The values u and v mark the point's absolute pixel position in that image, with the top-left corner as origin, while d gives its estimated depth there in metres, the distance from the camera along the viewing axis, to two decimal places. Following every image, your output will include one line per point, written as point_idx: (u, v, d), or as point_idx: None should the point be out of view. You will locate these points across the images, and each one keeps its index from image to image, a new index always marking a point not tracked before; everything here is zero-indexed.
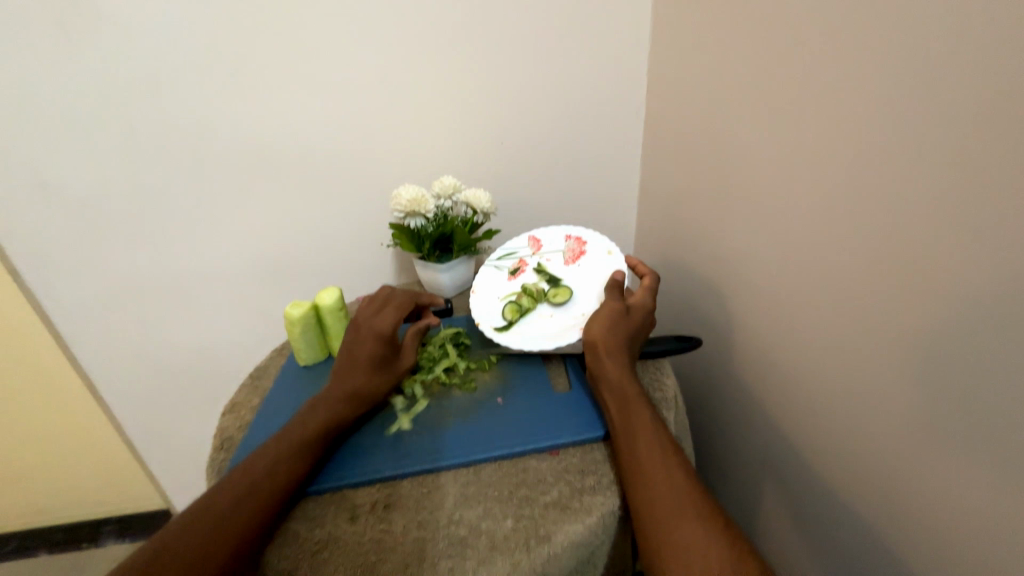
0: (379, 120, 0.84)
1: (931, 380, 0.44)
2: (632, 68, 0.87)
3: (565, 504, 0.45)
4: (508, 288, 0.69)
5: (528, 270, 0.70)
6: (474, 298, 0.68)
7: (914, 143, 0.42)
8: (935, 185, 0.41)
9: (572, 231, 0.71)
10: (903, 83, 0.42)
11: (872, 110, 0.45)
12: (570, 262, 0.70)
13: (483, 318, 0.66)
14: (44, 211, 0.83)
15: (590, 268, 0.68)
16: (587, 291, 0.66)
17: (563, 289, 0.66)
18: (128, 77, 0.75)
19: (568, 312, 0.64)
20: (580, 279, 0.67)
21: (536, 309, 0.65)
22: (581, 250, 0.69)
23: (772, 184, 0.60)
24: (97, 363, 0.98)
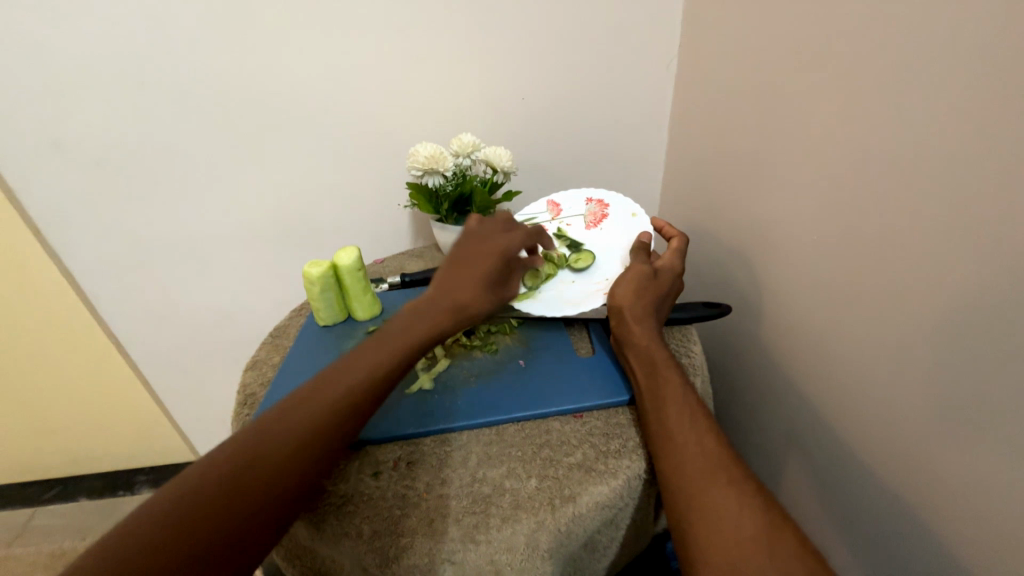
0: (393, 72, 0.79)
1: (977, 353, 0.42)
2: (666, 13, 0.79)
3: (590, 466, 0.44)
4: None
5: (547, 235, 0.67)
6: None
7: (988, 92, 0.38)
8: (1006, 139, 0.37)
9: (593, 194, 0.68)
10: (983, 22, 0.37)
11: (942, 54, 0.41)
12: (592, 226, 0.67)
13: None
14: (57, 167, 0.82)
15: (613, 232, 0.65)
16: (610, 255, 0.63)
17: (585, 254, 0.63)
18: (130, 23, 0.72)
19: (591, 277, 0.62)
20: (602, 244, 0.65)
21: (557, 276, 0.63)
22: (603, 214, 0.67)
23: (815, 142, 0.56)
24: (121, 321, 1.00)
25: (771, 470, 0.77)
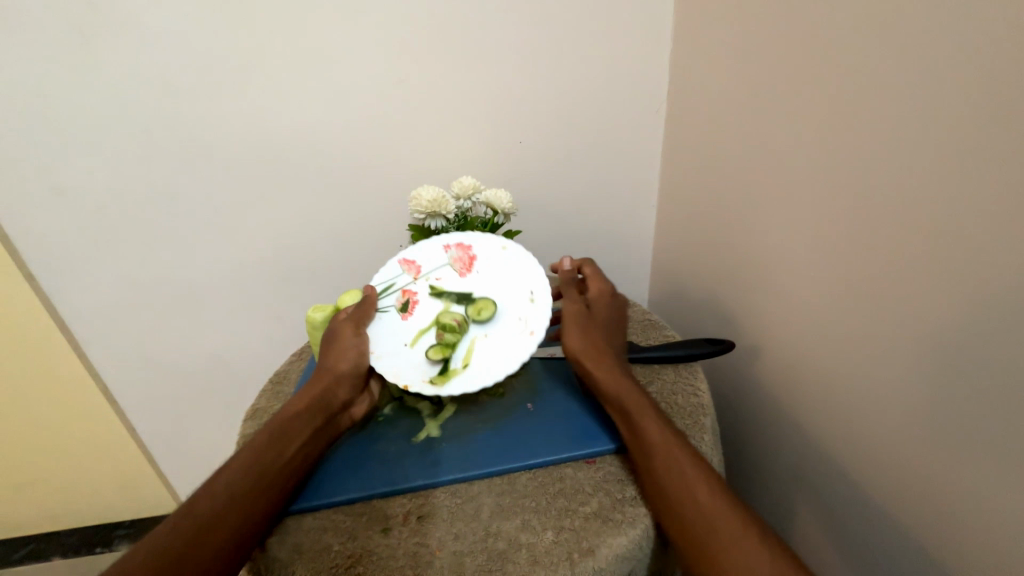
0: (395, 120, 0.82)
1: (991, 386, 0.43)
2: (655, 60, 0.84)
3: (607, 515, 0.43)
4: (411, 330, 0.57)
5: (421, 299, 0.59)
6: (378, 355, 0.54)
7: (986, 130, 0.40)
8: (1008, 175, 0.38)
9: (450, 240, 0.61)
10: (969, 67, 0.40)
11: (932, 97, 0.43)
12: (465, 273, 0.61)
13: (408, 375, 0.54)
14: (54, 213, 0.82)
15: (492, 270, 0.61)
16: (509, 291, 0.59)
17: (482, 301, 0.58)
18: (138, 78, 0.74)
19: (500, 325, 0.57)
20: (490, 284, 0.60)
21: (465, 338, 0.56)
22: (470, 258, 0.61)
23: (808, 179, 0.58)
24: (108, 367, 0.98)
25: (778, 510, 0.75)
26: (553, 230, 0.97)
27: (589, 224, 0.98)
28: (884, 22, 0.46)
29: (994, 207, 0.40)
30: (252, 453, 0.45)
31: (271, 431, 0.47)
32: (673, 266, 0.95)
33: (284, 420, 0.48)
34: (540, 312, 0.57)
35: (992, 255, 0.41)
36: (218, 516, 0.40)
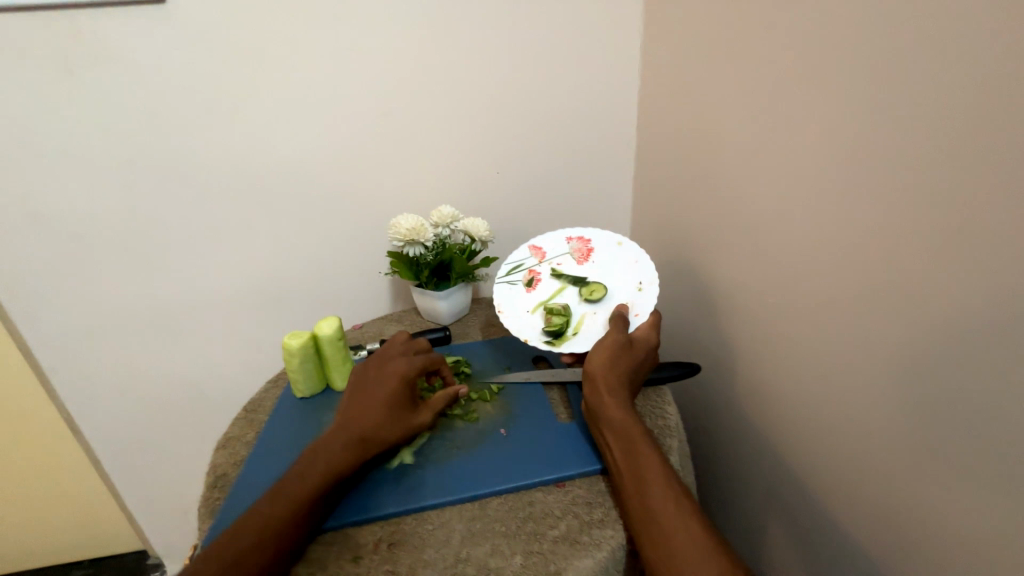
0: (378, 150, 0.85)
1: (932, 403, 0.46)
2: (625, 98, 0.91)
3: (575, 538, 0.44)
4: (532, 300, 0.68)
5: (544, 277, 0.69)
6: (506, 318, 0.65)
7: (907, 171, 0.44)
8: (928, 210, 0.43)
9: (573, 232, 0.71)
10: (891, 115, 0.45)
11: (862, 140, 0.48)
12: (584, 260, 0.69)
13: (528, 332, 0.64)
14: (28, 239, 0.82)
15: (607, 260, 0.69)
16: (620, 279, 0.67)
17: (593, 284, 0.67)
18: (123, 108, 0.76)
19: (609, 305, 0.65)
20: (604, 272, 0.68)
21: (579, 312, 0.65)
22: (590, 248, 0.70)
23: (762, 212, 0.63)
24: (74, 395, 0.95)
25: (752, 530, 0.77)
26: None
27: None
28: (818, 76, 0.52)
29: (920, 238, 0.44)
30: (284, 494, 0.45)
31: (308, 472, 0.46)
32: None
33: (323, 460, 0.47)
34: (647, 297, 0.63)
35: (923, 281, 0.45)
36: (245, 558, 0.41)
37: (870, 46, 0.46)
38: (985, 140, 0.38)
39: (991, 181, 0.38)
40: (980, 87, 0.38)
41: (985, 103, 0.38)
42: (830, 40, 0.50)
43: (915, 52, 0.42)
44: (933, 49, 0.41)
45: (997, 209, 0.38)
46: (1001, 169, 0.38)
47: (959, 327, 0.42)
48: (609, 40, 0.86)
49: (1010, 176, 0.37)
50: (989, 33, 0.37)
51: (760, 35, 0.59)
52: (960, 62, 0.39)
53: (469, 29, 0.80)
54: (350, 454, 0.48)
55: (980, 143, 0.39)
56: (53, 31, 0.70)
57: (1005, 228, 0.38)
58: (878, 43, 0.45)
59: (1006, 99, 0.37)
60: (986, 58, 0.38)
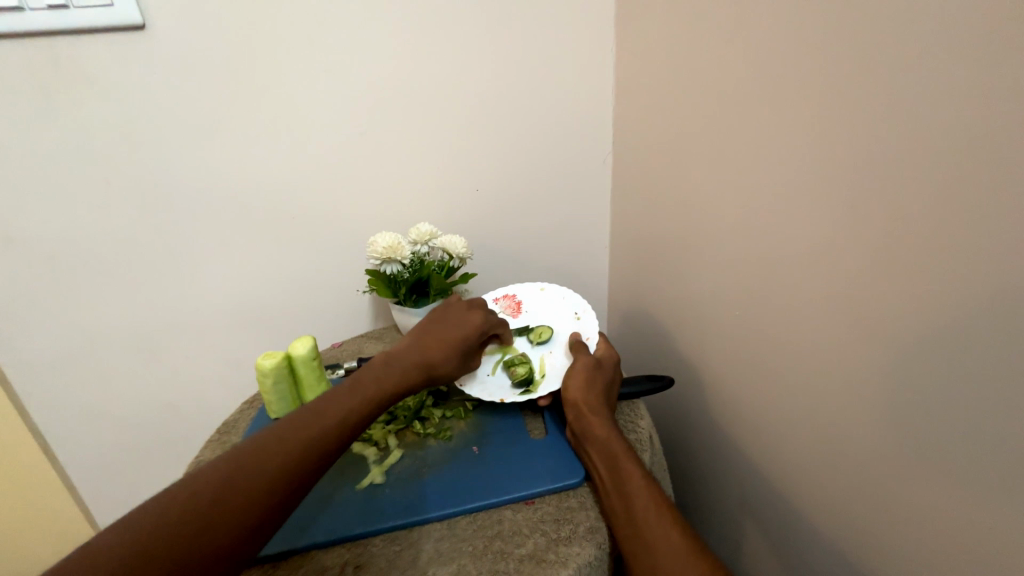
0: (358, 169, 0.87)
1: (895, 411, 0.47)
2: (601, 117, 0.93)
3: (541, 556, 0.44)
4: (486, 362, 0.65)
5: (489, 339, 0.68)
6: (472, 386, 0.62)
7: (863, 188, 0.46)
8: (883, 226, 0.45)
9: (497, 293, 0.73)
10: (843, 133, 0.47)
11: (819, 157, 0.50)
12: (518, 313, 0.71)
13: (499, 392, 0.62)
14: (3, 260, 0.81)
15: (537, 307, 0.72)
16: (560, 318, 0.70)
17: (537, 327, 0.69)
18: (102, 128, 0.77)
19: (561, 340, 0.67)
20: (541, 317, 0.70)
21: (537, 356, 0.66)
22: (519, 302, 0.72)
23: (734, 226, 0.64)
24: (47, 419, 0.93)
25: (735, 542, 0.77)
26: (512, 272, 1.01)
27: (546, 266, 1.03)
28: (779, 97, 0.54)
29: (877, 253, 0.46)
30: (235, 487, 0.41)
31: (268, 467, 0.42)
32: (626, 305, 1.00)
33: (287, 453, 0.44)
34: (591, 323, 0.68)
35: (880, 291, 0.46)
36: (175, 557, 0.37)
37: (826, 69, 0.48)
38: (930, 159, 0.40)
39: (937, 199, 0.40)
40: (924, 109, 0.40)
41: (929, 124, 0.40)
42: (787, 62, 0.52)
43: (863, 75, 0.44)
44: (880, 72, 0.43)
45: (944, 225, 0.40)
46: (946, 187, 0.39)
47: (916, 338, 0.44)
48: (584, 61, 0.88)
49: (951, 189, 0.39)
50: (929, 57, 0.39)
51: (723, 57, 0.62)
52: (905, 85, 0.41)
53: (448, 51, 0.83)
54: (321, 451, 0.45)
55: (925, 161, 0.40)
56: (34, 57, 0.71)
57: (954, 242, 0.39)
58: (833, 66, 0.47)
59: (948, 121, 0.38)
60: (927, 81, 0.39)
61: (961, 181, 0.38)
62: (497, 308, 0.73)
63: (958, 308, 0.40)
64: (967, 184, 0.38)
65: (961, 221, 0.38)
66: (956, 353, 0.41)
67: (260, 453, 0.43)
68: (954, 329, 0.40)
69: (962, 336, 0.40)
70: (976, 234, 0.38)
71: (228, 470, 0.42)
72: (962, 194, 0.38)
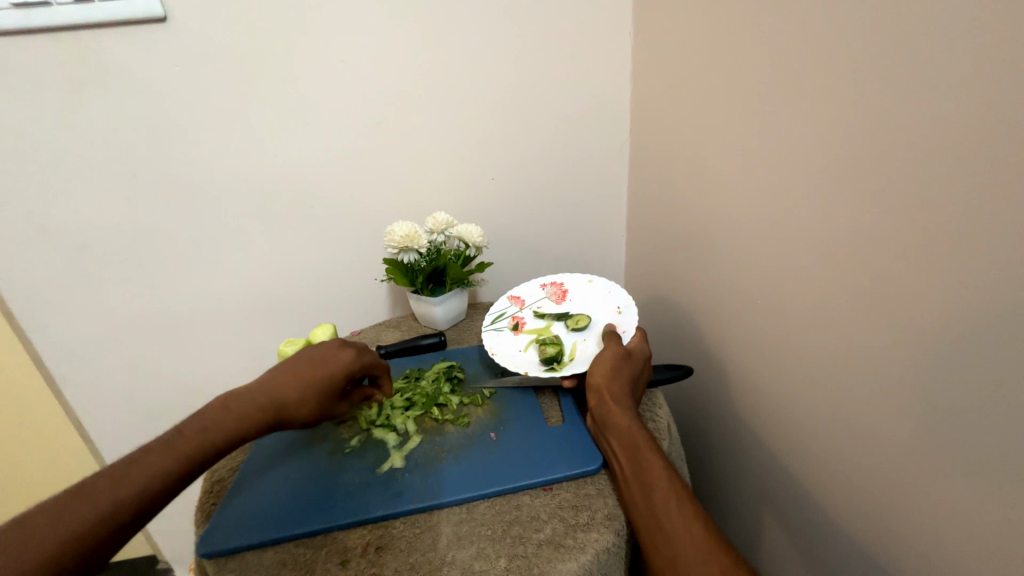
0: (373, 159, 0.87)
1: (919, 405, 0.45)
2: (617, 102, 0.91)
3: (559, 542, 0.44)
4: (522, 340, 0.69)
5: (527, 321, 0.72)
6: (503, 358, 0.66)
7: (888, 172, 0.44)
8: (909, 212, 0.43)
9: (546, 279, 0.76)
10: (868, 115, 0.45)
11: (843, 141, 0.48)
12: (562, 300, 0.74)
13: (526, 366, 0.65)
14: (38, 253, 0.84)
15: (581, 297, 0.74)
16: (602, 310, 0.71)
17: (577, 315, 0.71)
18: (126, 124, 0.79)
19: (597, 329, 0.68)
20: (583, 307, 0.72)
21: (570, 341, 0.67)
22: (564, 290, 0.75)
23: (755, 213, 0.62)
24: (84, 404, 0.98)
25: (753, 534, 0.76)
26: (528, 261, 1.01)
27: (563, 255, 1.02)
28: (801, 76, 0.52)
29: (903, 240, 0.44)
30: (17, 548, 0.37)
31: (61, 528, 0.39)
32: (644, 295, 0.99)
33: (89, 509, 0.40)
34: (628, 317, 0.68)
35: (906, 280, 0.44)
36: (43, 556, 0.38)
37: (850, 45, 0.46)
38: (961, 140, 0.38)
39: (969, 182, 0.38)
40: (957, 86, 0.37)
41: (958, 105, 0.37)
42: (810, 40, 0.50)
43: (889, 53, 0.42)
44: (910, 48, 0.40)
45: (974, 211, 0.38)
46: (981, 170, 0.37)
47: (943, 330, 0.42)
48: (599, 45, 0.86)
49: (982, 174, 0.37)
50: (964, 30, 0.36)
51: (743, 37, 0.59)
52: (936, 61, 0.38)
53: (460, 37, 0.81)
54: (131, 508, 0.42)
55: (956, 144, 0.38)
56: (58, 55, 0.73)
57: (988, 229, 0.37)
58: (858, 41, 0.45)
59: (980, 101, 0.36)
60: (961, 54, 0.37)
61: (996, 163, 0.36)
62: (544, 294, 0.76)
63: (990, 298, 0.38)
64: (1002, 166, 0.35)
65: (994, 207, 0.36)
66: (987, 345, 0.39)
67: (65, 507, 0.40)
68: (984, 320, 0.38)
69: (992, 327, 0.38)
70: (1009, 221, 0.35)
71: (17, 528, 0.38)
72: (994, 177, 0.36)
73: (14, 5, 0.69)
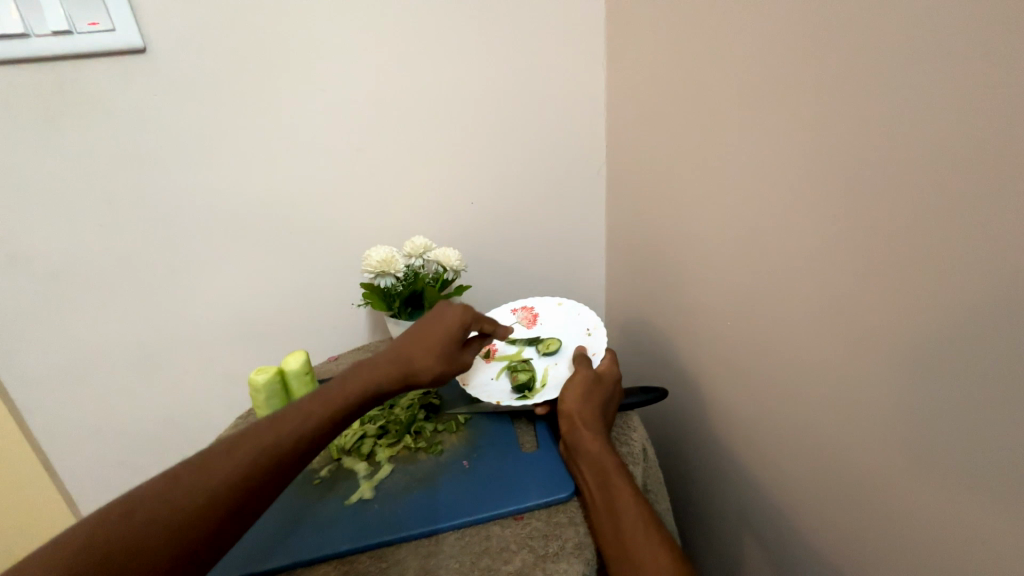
0: (354, 183, 0.88)
1: (892, 421, 0.46)
2: (594, 128, 0.94)
3: (528, 573, 0.43)
4: (494, 366, 0.69)
5: (498, 347, 0.71)
6: (474, 388, 0.65)
7: (853, 196, 0.46)
8: (872, 232, 0.45)
9: (516, 303, 0.75)
10: (829, 143, 0.48)
11: (808, 168, 0.51)
12: (532, 324, 0.74)
13: (499, 395, 0.64)
14: (7, 278, 0.82)
15: (552, 320, 0.74)
16: (572, 333, 0.71)
17: (547, 339, 0.71)
18: (105, 148, 0.78)
19: (568, 353, 0.69)
20: (554, 330, 0.73)
21: (541, 366, 0.68)
22: (535, 314, 0.75)
23: (727, 235, 0.64)
24: (46, 435, 0.94)
25: (736, 557, 0.75)
26: (508, 283, 1.01)
27: (543, 277, 1.03)
28: (767, 106, 0.54)
29: (869, 261, 0.45)
30: (120, 536, 0.36)
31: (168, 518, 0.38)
32: (623, 315, 1.00)
33: (205, 493, 0.40)
34: (598, 339, 0.68)
35: (873, 298, 0.46)
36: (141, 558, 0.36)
37: (810, 78, 0.48)
38: (916, 166, 0.40)
39: (926, 207, 0.40)
40: (908, 117, 0.40)
41: (909, 134, 0.40)
42: (772, 74, 0.53)
43: (846, 87, 0.45)
44: (865, 82, 0.43)
45: (929, 232, 0.40)
46: (936, 195, 0.39)
47: (910, 347, 0.43)
48: (576, 74, 0.90)
49: (935, 198, 0.39)
50: (911, 65, 0.39)
51: (710, 69, 0.62)
52: (888, 93, 0.41)
53: (442, 67, 0.84)
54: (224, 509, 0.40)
55: (910, 170, 0.40)
56: (39, 81, 0.73)
57: (944, 251, 0.39)
58: (818, 75, 0.47)
59: (927, 130, 0.38)
60: (911, 88, 0.39)
61: (950, 189, 0.38)
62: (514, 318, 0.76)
63: (950, 315, 0.39)
64: (954, 190, 0.37)
65: (948, 228, 0.38)
66: (950, 360, 0.40)
67: (153, 500, 0.39)
68: (947, 336, 0.40)
69: (955, 342, 0.39)
70: (964, 242, 0.37)
71: (131, 512, 0.38)
72: (945, 199, 0.38)
73: None
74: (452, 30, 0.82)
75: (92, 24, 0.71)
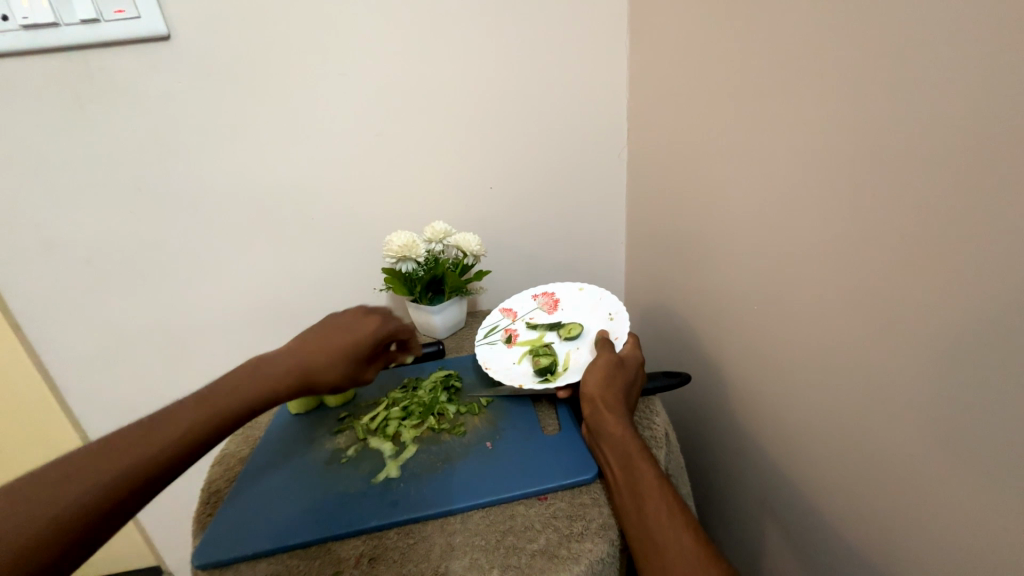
0: (374, 169, 0.88)
1: (919, 412, 0.45)
2: (614, 111, 0.92)
3: (553, 553, 0.44)
4: (515, 352, 0.69)
5: (520, 332, 0.72)
6: (497, 372, 0.66)
7: (881, 178, 0.44)
8: (901, 218, 0.43)
9: (536, 289, 0.76)
10: (857, 125, 0.45)
11: (833, 150, 0.49)
12: (553, 309, 0.74)
13: (521, 378, 0.65)
14: (46, 265, 0.86)
15: (573, 306, 0.74)
16: (593, 318, 0.71)
17: (568, 324, 0.71)
18: (132, 137, 0.80)
19: (589, 337, 0.68)
20: (575, 316, 0.73)
21: (563, 350, 0.68)
22: (556, 299, 0.75)
23: (751, 221, 0.63)
24: (89, 413, 0.99)
25: (756, 545, 0.75)
26: (527, 269, 1.01)
27: (563, 263, 1.02)
28: (793, 84, 0.52)
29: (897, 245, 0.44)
30: (38, 502, 0.37)
31: (88, 482, 0.39)
32: (644, 302, 0.99)
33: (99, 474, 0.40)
34: (620, 323, 0.68)
35: (899, 286, 0.44)
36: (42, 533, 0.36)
37: (839, 54, 0.46)
38: (951, 147, 0.38)
39: (964, 187, 0.37)
40: (944, 96, 0.38)
41: (943, 115, 0.38)
42: (799, 51, 0.51)
43: (876, 65, 0.43)
44: (896, 59, 0.41)
45: (963, 218, 0.38)
46: (975, 175, 0.36)
47: (942, 336, 0.41)
48: (596, 55, 0.87)
49: (970, 181, 0.37)
50: (949, 39, 0.37)
51: (735, 48, 0.60)
52: (924, 70, 0.39)
53: (459, 49, 0.83)
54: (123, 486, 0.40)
55: (944, 152, 0.38)
56: (64, 72, 0.75)
57: (978, 237, 0.37)
58: (847, 50, 0.45)
59: (963, 109, 0.36)
60: (949, 61, 0.37)
61: (987, 169, 0.36)
62: (535, 305, 0.76)
63: (982, 305, 0.38)
64: (991, 173, 0.35)
65: (983, 212, 0.36)
66: (981, 351, 0.38)
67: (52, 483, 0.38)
68: (979, 327, 0.38)
69: (986, 332, 0.38)
70: (1000, 228, 0.36)
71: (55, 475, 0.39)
72: (980, 183, 0.36)
73: (24, 26, 0.71)
74: (469, 10, 0.81)
75: (117, 13, 0.72)
